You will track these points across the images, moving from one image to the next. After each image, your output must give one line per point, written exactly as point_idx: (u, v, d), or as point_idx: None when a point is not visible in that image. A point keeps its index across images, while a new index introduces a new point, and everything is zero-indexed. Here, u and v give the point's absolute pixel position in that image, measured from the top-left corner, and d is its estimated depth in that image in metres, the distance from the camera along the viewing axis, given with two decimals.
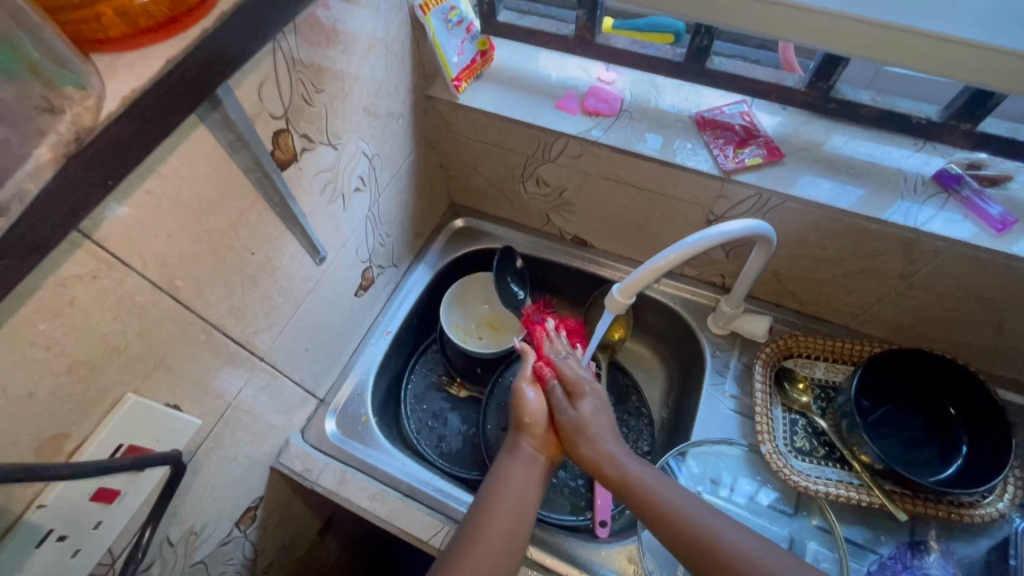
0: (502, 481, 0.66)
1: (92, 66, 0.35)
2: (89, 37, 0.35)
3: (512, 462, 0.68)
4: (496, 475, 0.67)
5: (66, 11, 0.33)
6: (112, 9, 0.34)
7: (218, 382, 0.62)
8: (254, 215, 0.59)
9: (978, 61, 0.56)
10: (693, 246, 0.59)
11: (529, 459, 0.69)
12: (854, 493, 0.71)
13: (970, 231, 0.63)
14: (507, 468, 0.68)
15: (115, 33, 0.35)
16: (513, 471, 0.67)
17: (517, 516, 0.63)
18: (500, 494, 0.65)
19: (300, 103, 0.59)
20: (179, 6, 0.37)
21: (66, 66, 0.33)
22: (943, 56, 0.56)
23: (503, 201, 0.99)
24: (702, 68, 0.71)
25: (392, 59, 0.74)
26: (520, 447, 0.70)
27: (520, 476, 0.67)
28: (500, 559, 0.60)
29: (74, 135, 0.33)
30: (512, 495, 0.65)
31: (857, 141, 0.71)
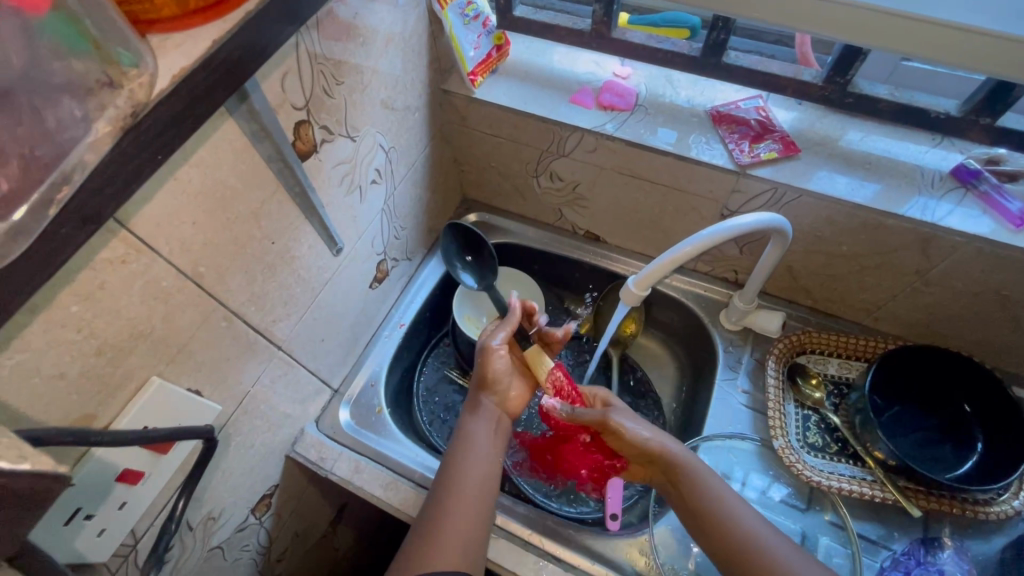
0: (471, 438, 0.68)
1: (148, 43, 0.36)
2: (141, 17, 0.37)
3: (477, 419, 0.70)
4: (465, 431, 0.69)
5: None
6: None
7: (238, 369, 0.64)
8: (275, 205, 0.60)
9: (1000, 53, 0.55)
10: (709, 239, 0.59)
11: (494, 418, 0.70)
12: (867, 489, 0.71)
13: (988, 227, 0.63)
14: (472, 425, 0.69)
15: (166, 13, 0.37)
16: (481, 429, 0.69)
17: (484, 472, 0.65)
18: (469, 452, 0.66)
19: (320, 95, 0.60)
20: None
21: (124, 44, 0.34)
22: (964, 47, 0.56)
23: (516, 195, 1.00)
24: (718, 63, 0.71)
25: (409, 53, 0.74)
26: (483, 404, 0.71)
27: (487, 434, 0.69)
28: (474, 516, 0.62)
29: (131, 109, 0.34)
30: (479, 450, 0.67)
31: (874, 137, 0.71)
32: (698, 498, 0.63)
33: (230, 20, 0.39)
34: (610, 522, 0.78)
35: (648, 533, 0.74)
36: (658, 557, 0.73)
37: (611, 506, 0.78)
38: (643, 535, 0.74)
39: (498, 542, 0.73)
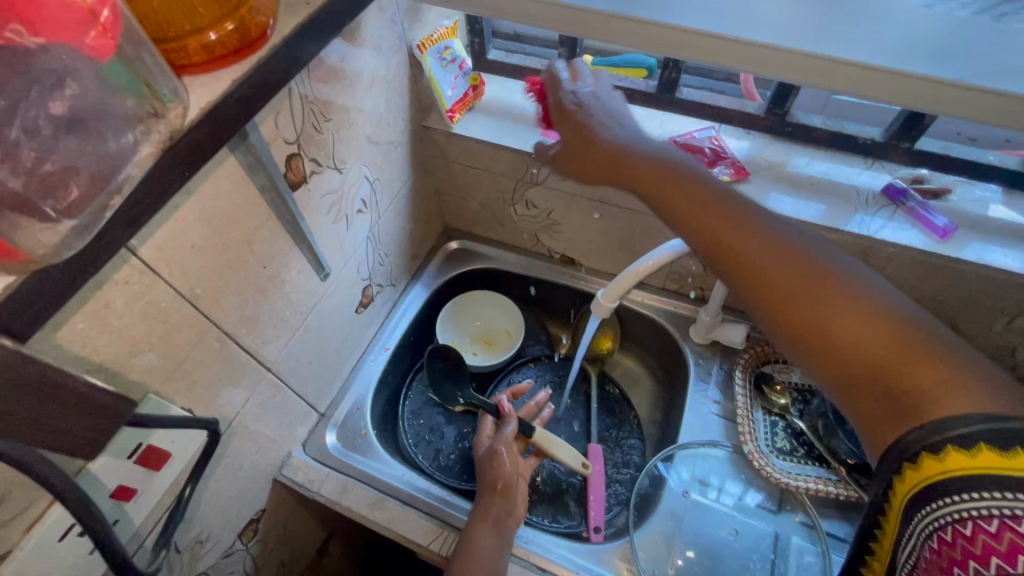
0: (475, 540, 0.71)
1: (182, 82, 0.41)
2: (176, 63, 0.41)
3: (482, 527, 0.73)
4: (468, 544, 0.71)
5: (170, 40, 0.40)
6: (196, 42, 0.41)
7: (229, 389, 0.66)
8: (268, 231, 0.64)
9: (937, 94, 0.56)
10: (669, 252, 0.64)
11: (497, 522, 0.74)
12: (833, 487, 0.75)
13: (917, 239, 0.69)
14: (476, 536, 0.72)
15: (196, 59, 0.42)
16: (486, 536, 0.72)
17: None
18: (474, 556, 0.69)
19: (310, 131, 0.66)
20: (243, 38, 0.43)
21: (167, 84, 0.38)
22: (903, 89, 0.56)
23: (494, 223, 1.05)
24: (672, 97, 0.80)
25: (391, 93, 0.81)
26: (491, 509, 0.75)
27: (492, 539, 0.71)
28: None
29: (169, 134, 0.39)
30: (483, 565, 0.68)
31: (816, 162, 0.78)
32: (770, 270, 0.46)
33: (241, 64, 0.44)
34: (593, 534, 0.83)
35: (629, 542, 0.76)
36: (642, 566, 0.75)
37: (594, 519, 0.83)
38: (625, 544, 0.76)
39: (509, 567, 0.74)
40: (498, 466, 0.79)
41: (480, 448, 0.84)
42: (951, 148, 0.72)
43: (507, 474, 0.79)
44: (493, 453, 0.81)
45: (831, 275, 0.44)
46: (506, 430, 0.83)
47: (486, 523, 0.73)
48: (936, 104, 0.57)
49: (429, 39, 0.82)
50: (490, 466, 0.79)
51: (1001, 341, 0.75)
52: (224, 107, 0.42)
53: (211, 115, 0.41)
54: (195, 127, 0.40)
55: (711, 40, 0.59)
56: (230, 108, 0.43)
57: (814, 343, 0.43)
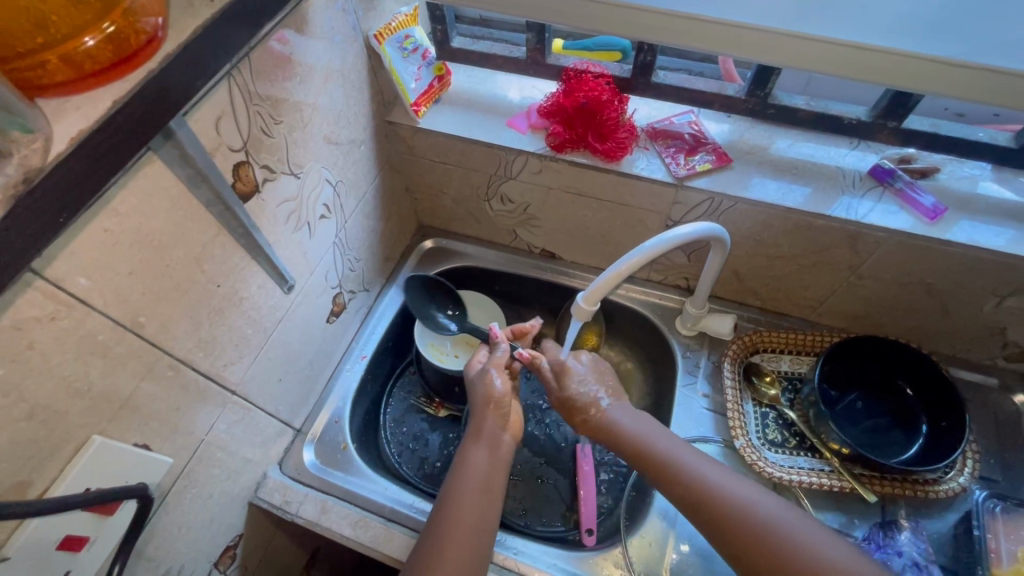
0: (473, 455, 0.70)
1: (38, 110, 0.36)
2: (33, 84, 0.37)
3: (478, 440, 0.72)
4: (463, 464, 0.70)
5: (12, 60, 0.35)
6: (57, 57, 0.36)
7: (191, 417, 0.62)
8: (218, 247, 0.59)
9: (927, 73, 0.58)
10: (651, 250, 0.61)
11: (492, 446, 0.72)
12: (826, 479, 0.74)
13: (906, 221, 0.67)
14: (470, 455, 0.70)
15: (61, 78, 0.37)
16: (481, 449, 0.71)
17: (486, 496, 0.66)
18: (469, 472, 0.68)
19: (258, 135, 0.60)
20: (122, 50, 0.39)
21: (13, 112, 0.34)
22: (892, 69, 0.59)
23: (470, 219, 1.01)
24: (647, 82, 0.75)
25: (350, 87, 0.75)
26: (483, 428, 0.73)
27: (487, 453, 0.71)
28: (485, 508, 0.65)
29: (23, 176, 0.34)
30: (478, 479, 0.67)
31: (800, 144, 0.75)
32: (706, 494, 0.63)
33: (144, 68, 0.40)
34: (586, 537, 0.80)
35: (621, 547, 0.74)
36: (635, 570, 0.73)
37: (586, 521, 0.81)
38: (616, 548, 0.75)
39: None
40: (489, 385, 0.76)
41: (472, 370, 0.81)
42: (940, 126, 0.68)
43: (501, 395, 0.75)
44: (485, 374, 0.77)
45: (752, 529, 0.59)
46: (498, 354, 0.79)
47: (481, 441, 0.72)
48: (914, 82, 0.60)
49: (387, 28, 0.77)
50: (482, 384, 0.76)
51: (991, 321, 0.73)
52: (117, 123, 0.38)
53: (104, 128, 0.38)
54: (84, 146, 0.36)
55: (708, 25, 0.62)
56: (129, 120, 0.39)
57: (718, 527, 0.61)
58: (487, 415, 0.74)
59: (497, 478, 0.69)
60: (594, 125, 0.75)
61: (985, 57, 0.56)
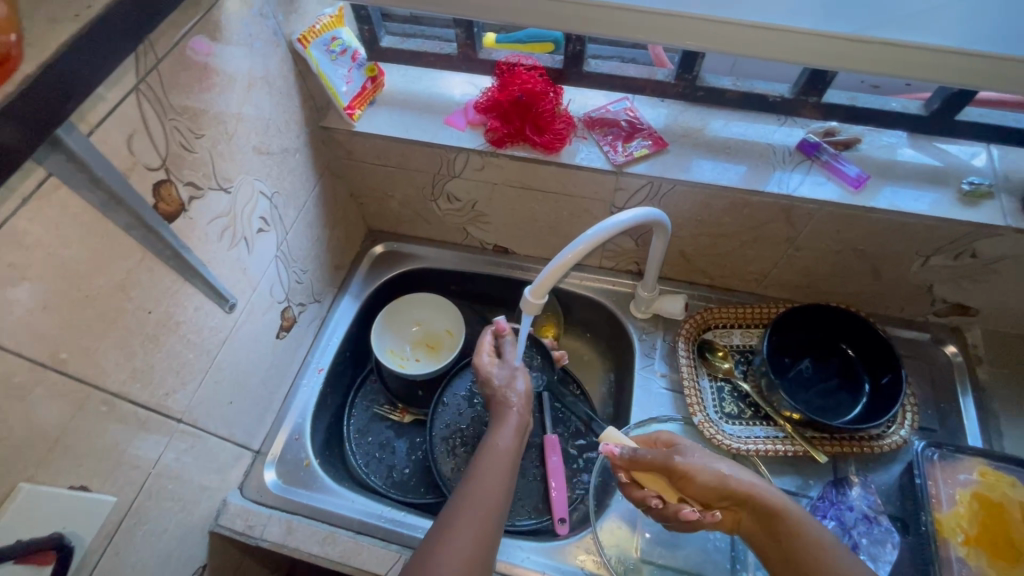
0: (502, 435, 0.69)
1: None
2: None
3: (510, 417, 0.72)
4: (492, 445, 0.68)
5: None
6: None
7: (133, 451, 0.59)
8: (145, 272, 0.56)
9: (837, 50, 0.61)
10: (595, 237, 0.61)
11: (520, 431, 0.71)
12: (780, 445, 0.77)
13: (834, 192, 0.70)
14: (498, 435, 0.69)
15: None
16: (511, 428, 0.71)
17: (508, 474, 0.66)
18: (497, 449, 0.67)
19: (179, 151, 0.58)
20: None
21: None
22: (806, 48, 0.61)
23: (419, 221, 1.00)
24: (580, 72, 0.76)
25: (277, 94, 0.73)
26: (510, 417, 0.72)
27: (516, 434, 0.70)
28: (505, 484, 0.64)
29: None
30: (502, 456, 0.67)
31: (733, 124, 0.76)
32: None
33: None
34: (560, 525, 0.81)
35: (592, 533, 0.75)
36: (607, 554, 0.74)
37: (558, 510, 0.82)
38: (587, 535, 0.75)
39: None
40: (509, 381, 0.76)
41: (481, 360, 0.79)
42: (856, 98, 0.71)
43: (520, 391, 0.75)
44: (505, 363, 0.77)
45: None
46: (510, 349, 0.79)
47: (509, 424, 0.71)
48: (827, 59, 0.62)
49: (311, 31, 0.74)
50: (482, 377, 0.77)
51: (920, 280, 0.78)
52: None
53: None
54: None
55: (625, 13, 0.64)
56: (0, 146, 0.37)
57: None
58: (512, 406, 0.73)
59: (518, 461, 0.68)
60: (531, 118, 0.75)
61: (892, 33, 0.59)
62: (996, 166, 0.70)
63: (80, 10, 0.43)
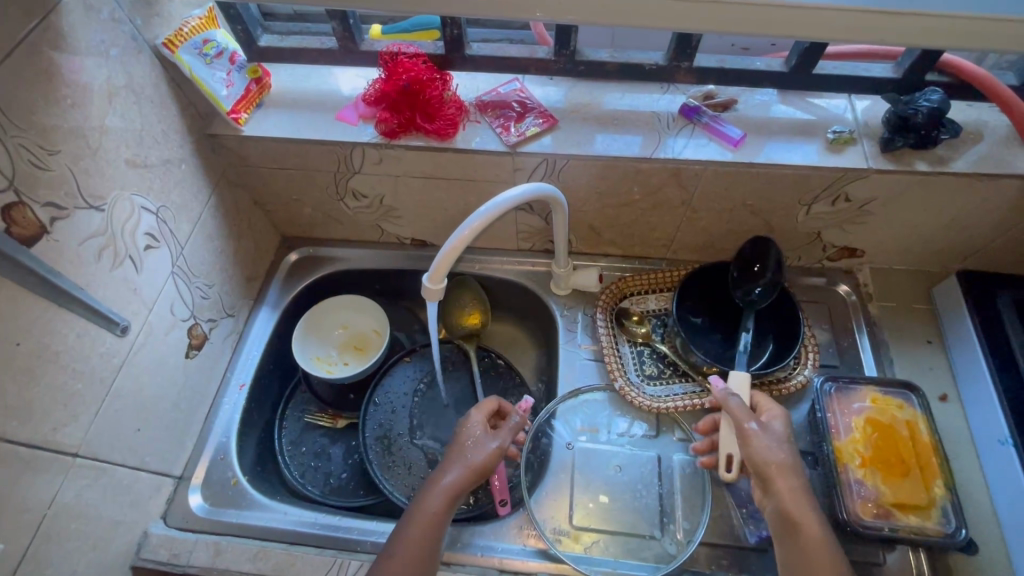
0: (434, 500, 0.65)
1: None
2: None
3: (450, 473, 0.68)
4: (420, 507, 0.65)
5: None
6: None
7: (19, 493, 0.56)
8: (6, 302, 0.53)
9: (683, 12, 0.63)
10: (486, 216, 0.61)
11: (454, 493, 0.66)
12: (699, 399, 0.81)
13: (716, 152, 0.73)
14: (425, 499, 0.65)
15: None
16: (449, 489, 0.66)
17: (431, 548, 0.62)
18: (422, 518, 0.64)
19: (29, 169, 0.54)
20: None
21: None
22: (662, 11, 0.63)
23: (331, 222, 0.97)
24: (461, 56, 0.76)
25: (148, 104, 0.69)
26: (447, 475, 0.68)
27: (451, 496, 0.66)
28: (429, 550, 0.62)
29: None
30: (427, 521, 0.63)
31: (620, 95, 0.79)
32: None
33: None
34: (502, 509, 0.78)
35: (528, 509, 0.77)
36: (546, 527, 0.76)
37: (500, 493, 0.79)
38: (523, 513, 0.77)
39: None
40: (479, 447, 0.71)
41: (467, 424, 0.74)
42: (725, 61, 0.75)
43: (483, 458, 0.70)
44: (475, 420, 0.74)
45: None
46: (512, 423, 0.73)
47: (443, 484, 0.66)
48: (686, 24, 0.64)
49: (178, 35, 0.71)
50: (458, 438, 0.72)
51: (809, 228, 0.82)
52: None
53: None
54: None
55: None
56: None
57: None
58: (456, 467, 0.68)
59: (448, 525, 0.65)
60: (420, 106, 0.75)
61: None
62: (859, 117, 0.75)
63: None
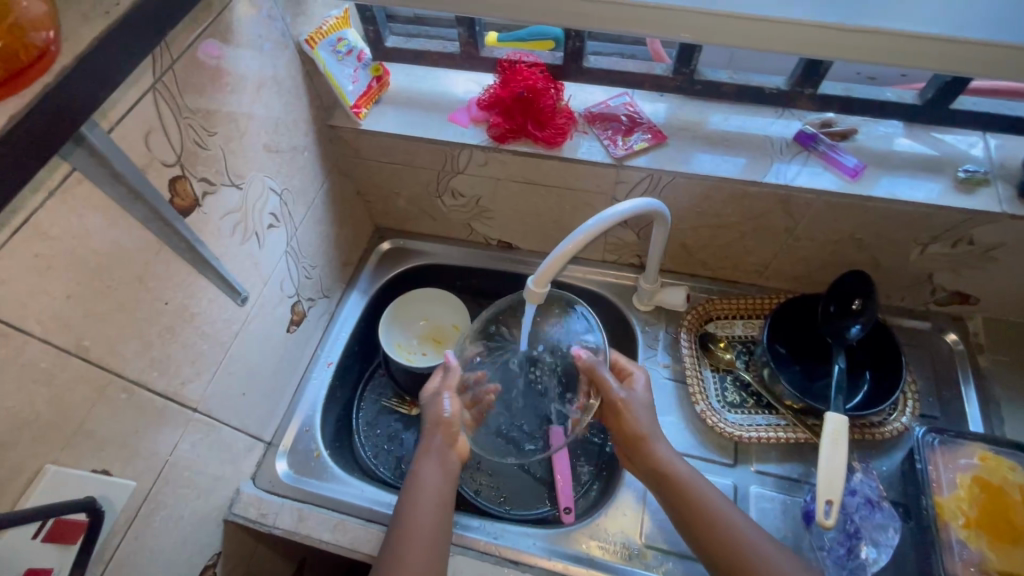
0: (422, 489, 0.69)
1: None
2: None
3: (427, 462, 0.72)
4: (417, 480, 0.71)
5: None
6: None
7: (151, 438, 0.61)
8: (162, 265, 0.58)
9: (822, 39, 0.62)
10: (595, 227, 0.62)
11: (444, 458, 0.73)
12: (783, 433, 0.78)
13: (831, 182, 0.71)
14: (420, 472, 0.71)
15: None
16: (431, 474, 0.71)
17: (436, 510, 0.69)
18: (416, 509, 0.68)
19: (192, 147, 0.60)
20: (11, 65, 0.39)
21: None
22: (798, 37, 0.62)
23: (424, 217, 1.01)
24: (580, 68, 0.78)
25: (286, 94, 0.75)
26: (431, 444, 0.74)
27: (437, 479, 0.71)
28: (436, 515, 0.68)
29: None
30: (430, 490, 0.70)
31: (732, 117, 0.78)
32: (730, 546, 0.63)
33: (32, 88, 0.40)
34: (565, 515, 0.83)
35: (598, 520, 0.77)
36: (612, 540, 0.76)
37: (564, 500, 0.83)
38: (592, 523, 0.77)
39: (467, 561, 0.73)
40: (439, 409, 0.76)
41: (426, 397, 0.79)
42: (851, 90, 0.73)
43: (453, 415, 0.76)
44: (437, 397, 0.77)
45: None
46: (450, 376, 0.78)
47: (430, 455, 0.73)
48: (818, 50, 0.63)
49: (318, 32, 0.77)
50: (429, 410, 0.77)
51: (920, 269, 0.78)
52: (14, 145, 0.38)
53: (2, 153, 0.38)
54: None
55: (615, 8, 0.65)
56: (21, 134, 0.39)
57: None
58: (437, 434, 0.75)
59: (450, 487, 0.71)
60: (532, 113, 0.77)
61: (886, 21, 0.60)
62: (993, 155, 0.71)
63: (110, 8, 0.45)
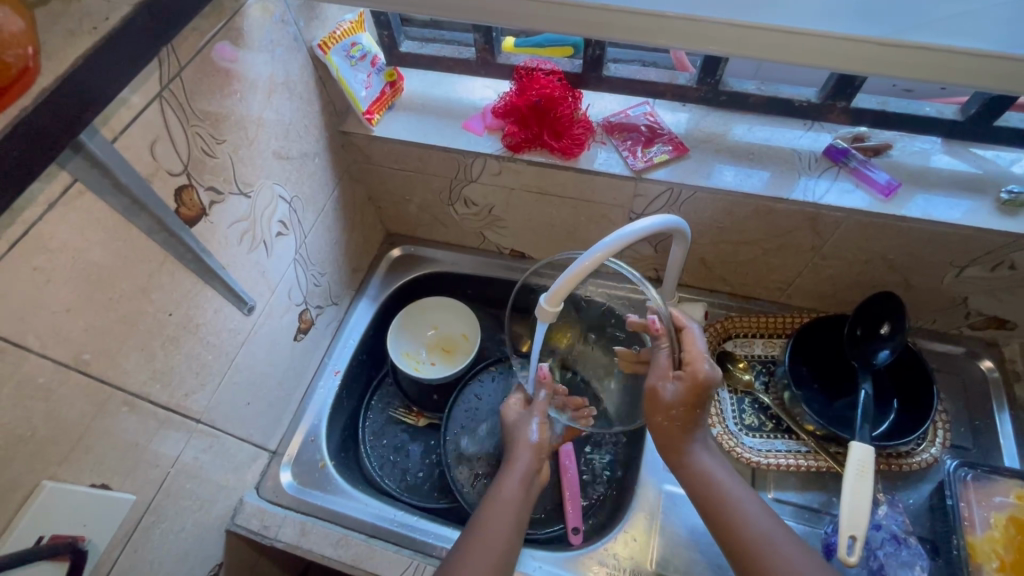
0: (505, 501, 0.70)
1: None
2: None
3: (512, 476, 0.74)
4: (500, 491, 0.71)
5: None
6: None
7: (153, 451, 0.60)
8: (166, 275, 0.57)
9: (860, 53, 0.58)
10: (612, 245, 0.60)
11: (527, 478, 0.74)
12: (803, 461, 0.75)
13: (862, 200, 0.67)
14: (504, 484, 0.72)
15: None
16: (514, 487, 0.72)
17: (511, 527, 0.67)
18: (494, 519, 0.67)
19: (200, 156, 0.59)
20: None
21: None
22: (829, 52, 0.59)
23: (436, 224, 0.99)
24: (599, 76, 0.75)
25: (298, 100, 0.74)
26: (517, 463, 0.75)
27: (519, 492, 0.72)
28: (507, 534, 0.66)
29: None
30: (507, 505, 0.70)
31: (756, 128, 0.75)
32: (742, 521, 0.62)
33: (16, 105, 0.38)
34: (573, 535, 0.80)
35: (606, 545, 0.74)
36: (621, 566, 0.73)
37: (572, 520, 0.80)
38: (600, 547, 0.74)
39: None
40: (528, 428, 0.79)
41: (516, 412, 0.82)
42: (887, 103, 0.69)
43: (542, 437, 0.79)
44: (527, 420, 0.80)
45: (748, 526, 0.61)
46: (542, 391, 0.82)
47: (515, 471, 0.74)
48: (851, 64, 0.60)
49: (331, 37, 0.75)
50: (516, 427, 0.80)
51: (953, 292, 0.75)
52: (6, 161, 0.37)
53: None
54: None
55: (639, 18, 0.61)
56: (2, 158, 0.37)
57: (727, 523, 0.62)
58: (527, 453, 0.77)
59: (525, 512, 0.71)
60: (549, 123, 0.74)
61: (928, 36, 0.56)
62: None
63: (97, 22, 0.44)
